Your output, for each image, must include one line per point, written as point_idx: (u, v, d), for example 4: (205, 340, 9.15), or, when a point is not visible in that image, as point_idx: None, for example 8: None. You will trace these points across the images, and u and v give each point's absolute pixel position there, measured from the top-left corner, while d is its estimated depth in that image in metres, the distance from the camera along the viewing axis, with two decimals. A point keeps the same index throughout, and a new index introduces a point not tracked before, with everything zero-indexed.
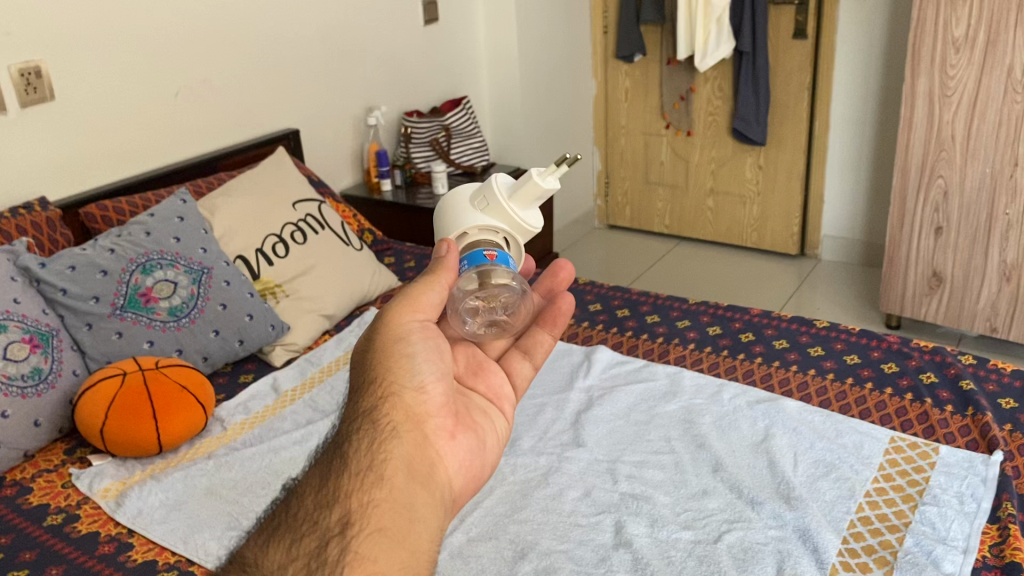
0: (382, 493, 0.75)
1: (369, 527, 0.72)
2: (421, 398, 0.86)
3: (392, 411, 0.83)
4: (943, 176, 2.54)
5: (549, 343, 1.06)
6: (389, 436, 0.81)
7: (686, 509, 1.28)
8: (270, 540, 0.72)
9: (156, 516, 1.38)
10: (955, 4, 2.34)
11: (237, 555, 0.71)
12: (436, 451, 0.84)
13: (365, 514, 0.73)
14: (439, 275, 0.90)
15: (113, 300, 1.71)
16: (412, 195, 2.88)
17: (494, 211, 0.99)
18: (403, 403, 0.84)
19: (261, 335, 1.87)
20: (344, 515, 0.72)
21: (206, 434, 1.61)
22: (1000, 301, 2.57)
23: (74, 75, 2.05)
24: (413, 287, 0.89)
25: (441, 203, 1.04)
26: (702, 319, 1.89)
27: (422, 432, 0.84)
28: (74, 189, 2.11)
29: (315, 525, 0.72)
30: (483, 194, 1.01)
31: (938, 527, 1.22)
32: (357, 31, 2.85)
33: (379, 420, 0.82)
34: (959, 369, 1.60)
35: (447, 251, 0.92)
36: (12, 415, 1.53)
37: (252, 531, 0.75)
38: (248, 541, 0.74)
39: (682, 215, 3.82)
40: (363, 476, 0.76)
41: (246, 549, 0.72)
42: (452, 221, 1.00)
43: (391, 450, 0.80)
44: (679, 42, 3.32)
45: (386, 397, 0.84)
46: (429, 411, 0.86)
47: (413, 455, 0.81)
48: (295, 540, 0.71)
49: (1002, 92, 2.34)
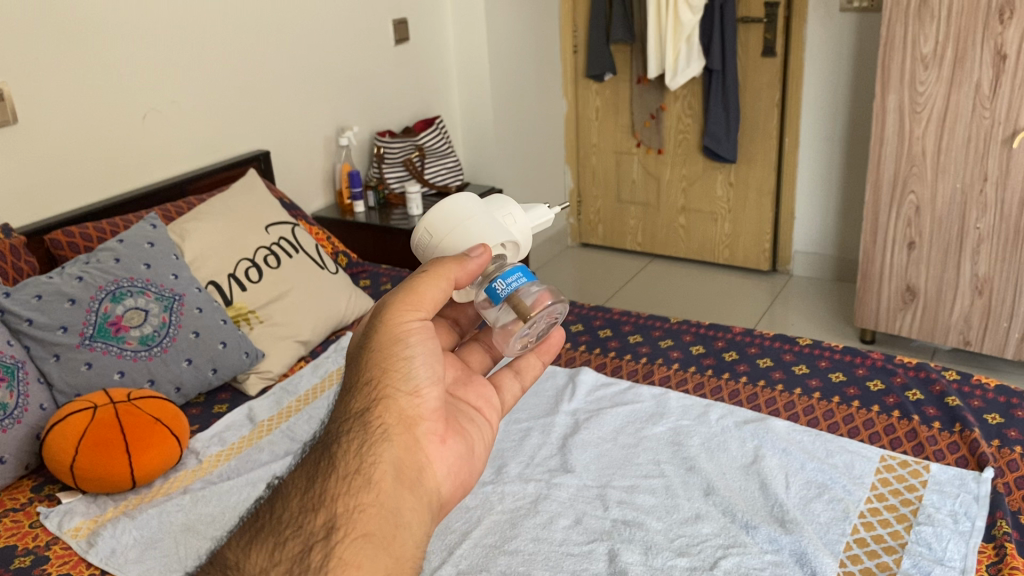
0: (370, 498, 0.71)
1: (354, 532, 0.68)
2: (415, 401, 0.81)
3: (385, 413, 0.78)
4: (915, 191, 2.57)
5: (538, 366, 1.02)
6: (379, 440, 0.76)
7: (679, 534, 1.26)
8: (251, 543, 0.68)
9: (130, 556, 1.32)
10: (924, 21, 2.38)
11: (216, 556, 0.68)
12: (425, 455, 0.80)
13: (352, 519, 0.69)
14: (448, 268, 0.85)
15: (82, 329, 1.65)
16: (386, 216, 2.84)
17: (520, 230, 0.97)
18: (396, 406, 0.79)
19: (234, 363, 1.82)
20: (329, 519, 0.68)
21: (180, 466, 1.56)
22: (973, 314, 2.60)
23: (37, 97, 1.99)
24: (416, 281, 0.84)
25: (453, 207, 0.93)
26: (684, 339, 1.89)
27: (413, 435, 0.80)
28: (37, 215, 2.04)
29: (299, 529, 0.68)
30: (503, 209, 0.97)
31: (934, 547, 1.21)
32: (326, 51, 2.82)
33: (370, 423, 0.77)
34: (944, 386, 1.60)
35: (478, 256, 0.87)
36: (9, 460, 1.51)
37: (232, 531, 0.71)
38: (229, 541, 0.70)
39: (655, 233, 3.83)
40: (351, 480, 0.71)
41: (226, 551, 0.68)
42: (487, 233, 0.92)
43: (381, 454, 0.75)
44: (649, 62, 3.34)
45: (380, 398, 0.79)
46: (423, 414, 0.82)
47: (402, 458, 0.77)
48: (278, 543, 0.68)
49: (971, 108, 2.38)
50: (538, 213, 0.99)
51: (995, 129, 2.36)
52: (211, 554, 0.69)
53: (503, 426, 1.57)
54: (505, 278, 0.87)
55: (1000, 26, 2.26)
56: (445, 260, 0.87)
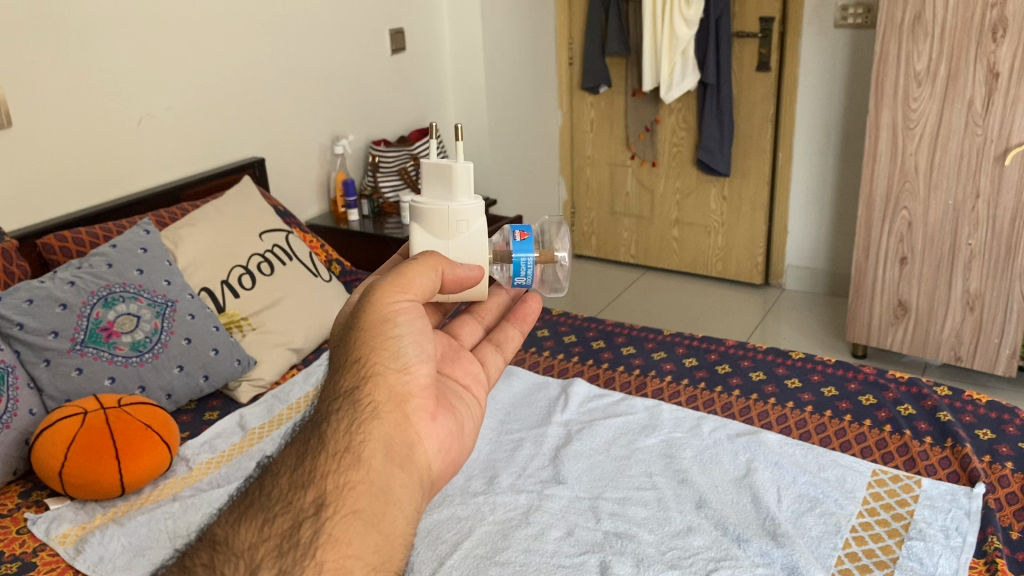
0: (359, 475, 0.70)
1: (344, 509, 0.68)
2: (404, 378, 0.80)
3: (375, 391, 0.77)
4: (907, 207, 2.58)
5: (518, 337, 1.05)
6: (369, 417, 0.75)
7: (671, 547, 1.26)
8: (241, 518, 0.70)
9: (118, 563, 1.31)
10: (917, 37, 2.41)
11: (207, 533, 0.69)
12: (415, 432, 0.79)
13: (342, 496, 0.69)
14: (436, 258, 0.85)
15: (73, 334, 1.64)
16: (380, 225, 2.84)
17: (473, 213, 0.90)
18: (386, 383, 0.78)
19: (226, 369, 1.82)
20: (319, 496, 0.69)
21: (171, 474, 1.55)
22: (964, 330, 2.62)
23: (32, 100, 1.98)
24: (409, 267, 0.82)
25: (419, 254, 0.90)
26: (677, 351, 1.89)
27: (404, 412, 0.79)
28: (29, 220, 2.03)
29: (289, 505, 0.69)
30: (449, 220, 0.90)
31: (926, 562, 1.22)
32: (323, 58, 2.83)
33: (360, 401, 0.76)
34: (936, 401, 1.61)
35: (471, 270, 0.89)
36: None
37: (225, 507, 0.73)
38: (220, 517, 0.71)
39: (648, 245, 3.84)
40: (340, 458, 0.71)
41: (217, 526, 0.70)
42: (477, 245, 0.91)
43: (371, 432, 0.74)
44: (645, 75, 3.36)
45: (368, 376, 0.78)
46: (413, 391, 0.81)
47: (392, 436, 0.76)
48: (268, 519, 0.69)
49: (964, 125, 2.39)
50: (461, 176, 0.89)
51: (987, 146, 2.37)
52: (202, 531, 0.71)
53: (495, 436, 1.56)
54: (519, 273, 0.93)
55: (993, 44, 2.29)
56: (434, 253, 0.86)
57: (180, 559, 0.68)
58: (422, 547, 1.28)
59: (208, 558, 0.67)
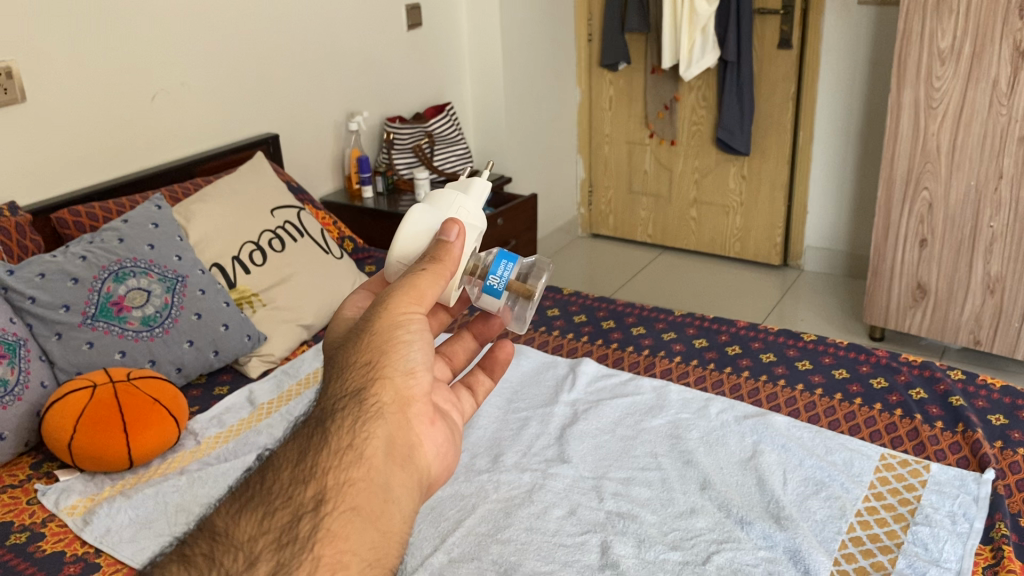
0: (359, 472, 0.70)
1: (342, 505, 0.67)
2: (410, 382, 0.79)
3: (381, 391, 0.76)
4: (928, 188, 2.53)
5: (489, 385, 0.99)
6: (373, 416, 0.74)
7: (673, 528, 1.25)
8: (243, 510, 0.69)
9: (125, 535, 1.33)
10: (942, 14, 2.34)
11: (207, 524, 0.69)
12: (416, 435, 0.77)
13: (342, 492, 0.68)
14: (445, 263, 0.84)
15: (84, 308, 1.66)
16: (393, 202, 2.83)
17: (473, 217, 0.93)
18: (392, 386, 0.77)
19: (236, 346, 1.83)
20: (319, 491, 0.68)
21: (178, 448, 1.56)
22: (984, 314, 2.57)
23: (46, 76, 1.99)
24: (418, 278, 0.82)
25: (412, 245, 0.89)
26: (688, 331, 1.87)
27: (405, 415, 0.77)
28: (44, 194, 2.04)
29: (289, 499, 0.68)
30: (451, 204, 0.92)
31: (930, 548, 1.20)
32: (338, 32, 2.81)
33: (366, 401, 0.74)
34: (949, 385, 1.59)
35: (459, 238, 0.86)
36: (9, 434, 1.52)
37: (224, 499, 0.72)
38: (219, 508, 0.71)
39: (666, 225, 3.81)
40: (341, 454, 0.70)
41: (217, 517, 0.69)
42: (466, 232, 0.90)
43: (374, 430, 0.73)
44: (664, 51, 3.31)
45: (376, 377, 0.77)
46: (416, 395, 0.79)
47: (394, 436, 0.74)
48: (268, 512, 0.68)
49: (988, 105, 2.34)
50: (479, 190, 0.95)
51: (1011, 127, 2.32)
52: (202, 519, 0.71)
53: (501, 415, 1.56)
54: (495, 272, 0.90)
55: (1021, 21, 2.23)
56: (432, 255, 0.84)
57: (180, 548, 0.68)
58: (425, 525, 1.28)
59: (207, 548, 0.67)
